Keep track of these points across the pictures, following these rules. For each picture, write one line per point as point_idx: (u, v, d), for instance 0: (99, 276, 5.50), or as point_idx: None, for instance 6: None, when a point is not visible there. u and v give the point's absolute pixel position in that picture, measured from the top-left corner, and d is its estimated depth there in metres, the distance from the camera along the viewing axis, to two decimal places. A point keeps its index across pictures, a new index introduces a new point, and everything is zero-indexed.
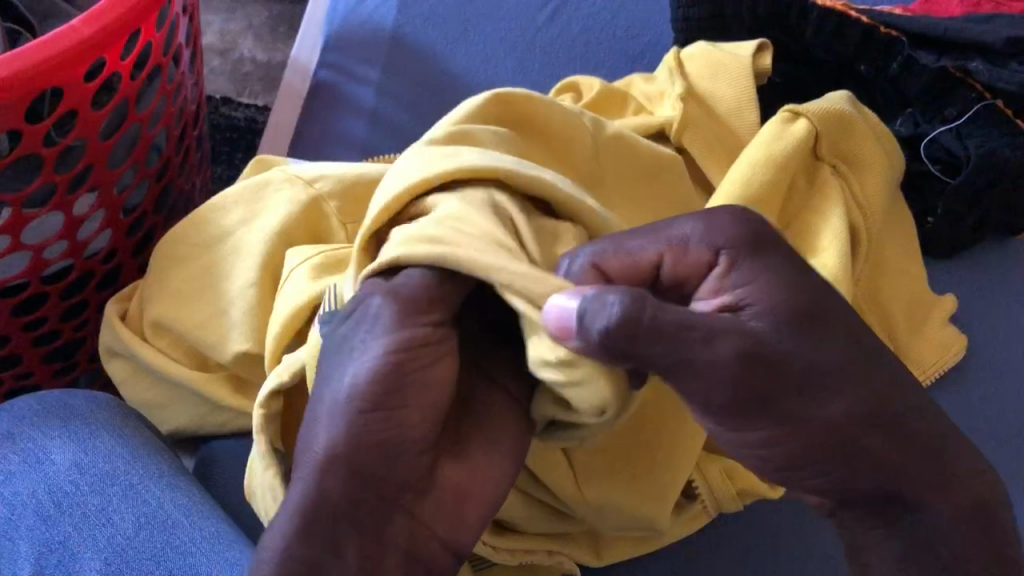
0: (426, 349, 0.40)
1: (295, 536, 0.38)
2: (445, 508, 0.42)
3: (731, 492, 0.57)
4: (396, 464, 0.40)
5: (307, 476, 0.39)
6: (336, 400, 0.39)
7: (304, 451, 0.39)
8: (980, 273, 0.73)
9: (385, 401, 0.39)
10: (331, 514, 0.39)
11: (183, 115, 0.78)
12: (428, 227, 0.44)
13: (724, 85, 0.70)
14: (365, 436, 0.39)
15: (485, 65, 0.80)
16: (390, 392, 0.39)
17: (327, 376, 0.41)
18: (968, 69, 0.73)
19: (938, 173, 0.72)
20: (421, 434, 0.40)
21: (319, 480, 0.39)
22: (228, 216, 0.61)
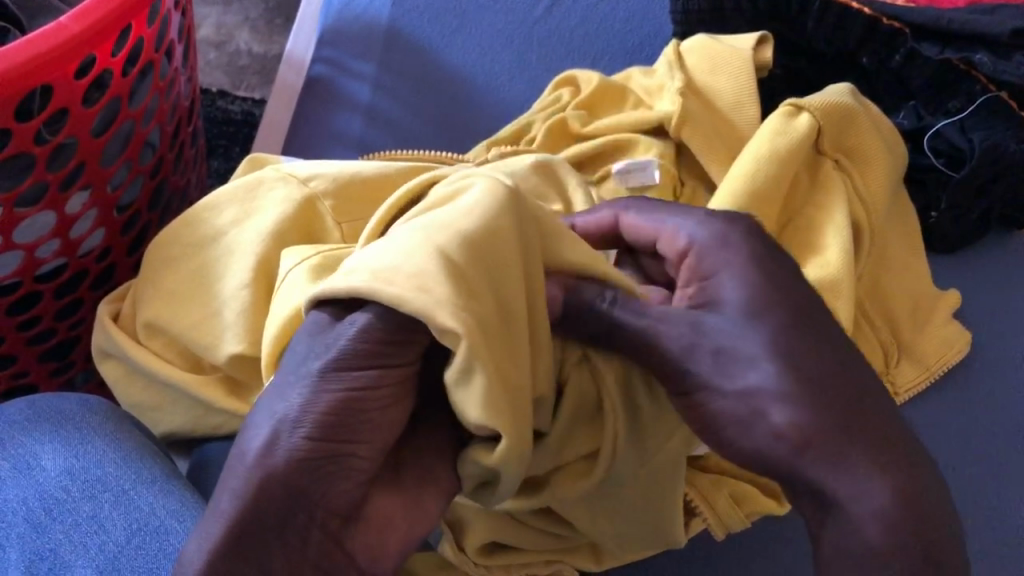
0: (386, 383, 0.38)
1: (215, 542, 0.37)
2: (375, 542, 0.39)
3: (737, 515, 0.56)
4: (319, 494, 0.37)
5: (224, 498, 0.37)
6: (265, 427, 0.37)
7: (228, 473, 0.38)
8: (983, 267, 0.72)
9: (316, 433, 0.37)
10: (246, 528, 0.37)
11: (176, 111, 0.77)
12: (374, 264, 0.39)
13: (724, 79, 0.69)
14: (297, 461, 0.36)
15: (482, 58, 0.79)
16: (341, 421, 0.37)
17: (283, 386, 0.38)
18: (972, 61, 0.71)
19: (941, 166, 0.71)
20: (366, 466, 0.38)
21: (241, 492, 0.37)
22: (221, 216, 0.60)
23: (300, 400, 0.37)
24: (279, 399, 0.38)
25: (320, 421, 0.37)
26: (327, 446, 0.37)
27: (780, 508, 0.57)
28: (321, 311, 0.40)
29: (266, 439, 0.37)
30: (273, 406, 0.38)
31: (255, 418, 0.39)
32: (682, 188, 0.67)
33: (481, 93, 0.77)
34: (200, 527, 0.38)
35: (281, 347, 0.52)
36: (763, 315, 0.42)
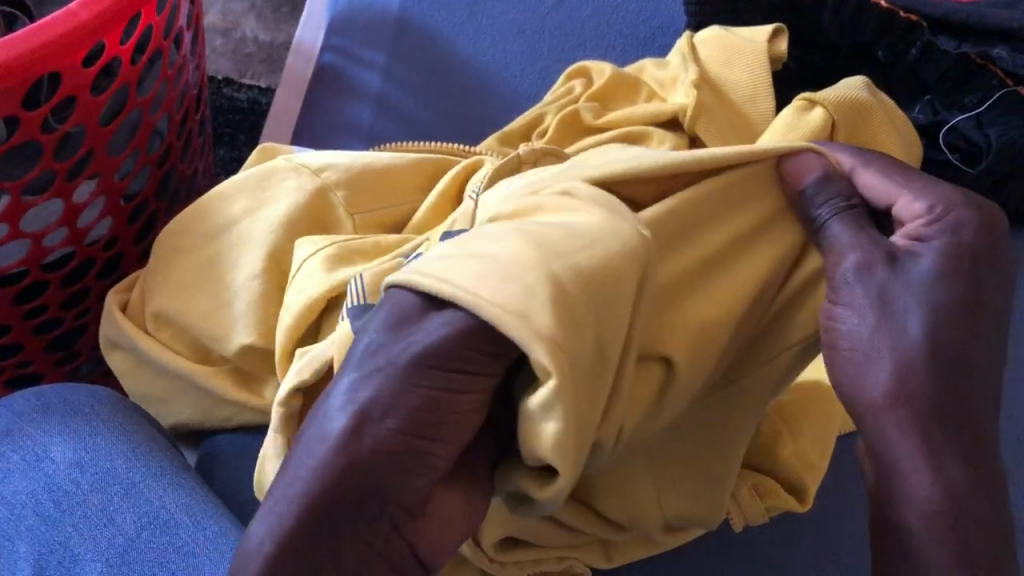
0: (473, 391, 0.38)
1: (289, 524, 0.36)
2: (433, 539, 0.38)
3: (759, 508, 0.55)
4: (394, 485, 0.36)
5: (292, 484, 0.36)
6: (339, 415, 0.37)
7: (294, 454, 0.37)
8: None
9: (399, 426, 0.36)
10: (320, 515, 0.36)
11: (184, 99, 0.77)
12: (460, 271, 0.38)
13: (739, 72, 0.68)
14: (384, 453, 0.36)
15: (493, 48, 0.78)
16: (431, 419, 0.37)
17: (367, 372, 0.38)
18: (991, 55, 0.71)
19: (956, 161, 0.70)
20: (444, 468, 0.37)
21: (319, 475, 0.36)
22: (231, 205, 0.59)
23: (377, 399, 0.37)
24: (357, 386, 0.37)
25: (394, 410, 0.36)
26: (407, 436, 0.36)
27: (802, 506, 0.57)
28: (403, 294, 0.39)
29: (340, 426, 0.36)
30: (347, 388, 0.37)
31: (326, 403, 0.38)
32: None
33: (492, 84, 0.77)
34: (266, 506, 0.37)
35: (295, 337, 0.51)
36: (949, 286, 0.43)
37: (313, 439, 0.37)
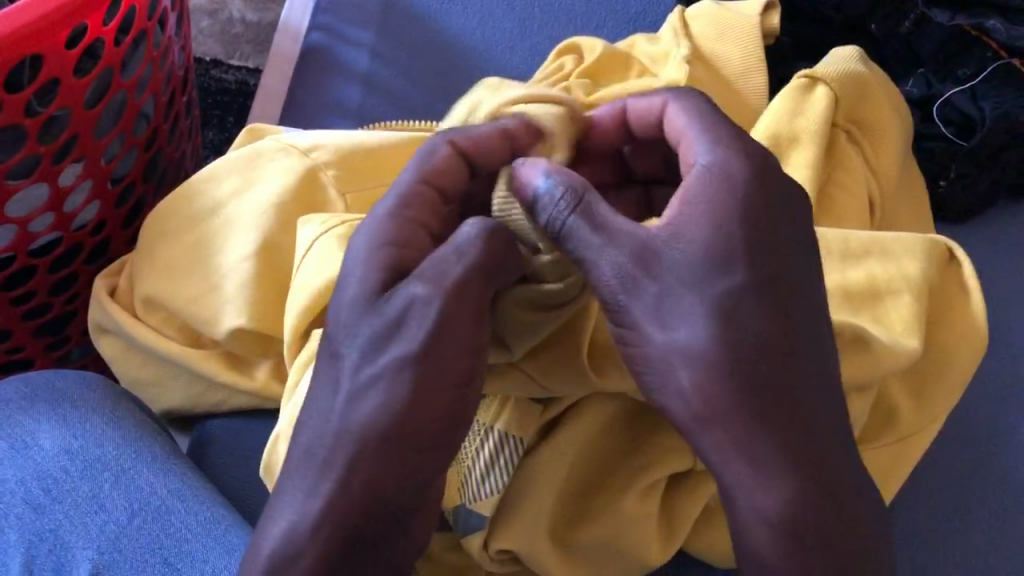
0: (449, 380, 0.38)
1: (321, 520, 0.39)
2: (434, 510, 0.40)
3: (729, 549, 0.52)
4: (472, 370, 0.39)
5: (329, 415, 0.40)
6: (419, 288, 0.39)
7: (360, 394, 0.39)
8: (991, 237, 0.71)
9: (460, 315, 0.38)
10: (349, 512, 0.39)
11: (171, 82, 0.76)
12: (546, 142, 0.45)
13: (731, 46, 0.68)
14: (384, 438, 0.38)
15: (482, 25, 0.77)
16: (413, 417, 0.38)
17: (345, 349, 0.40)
18: (984, 27, 0.70)
19: (951, 135, 0.70)
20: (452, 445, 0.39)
21: (343, 470, 0.39)
22: (220, 187, 0.58)
23: (381, 270, 0.41)
24: (360, 286, 0.41)
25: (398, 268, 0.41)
26: (467, 320, 0.39)
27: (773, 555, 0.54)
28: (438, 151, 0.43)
29: (444, 277, 0.38)
30: (419, 298, 0.39)
31: (337, 307, 0.41)
32: None
33: (482, 61, 0.76)
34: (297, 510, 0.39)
35: (306, 320, 0.50)
36: None
37: (369, 336, 0.40)
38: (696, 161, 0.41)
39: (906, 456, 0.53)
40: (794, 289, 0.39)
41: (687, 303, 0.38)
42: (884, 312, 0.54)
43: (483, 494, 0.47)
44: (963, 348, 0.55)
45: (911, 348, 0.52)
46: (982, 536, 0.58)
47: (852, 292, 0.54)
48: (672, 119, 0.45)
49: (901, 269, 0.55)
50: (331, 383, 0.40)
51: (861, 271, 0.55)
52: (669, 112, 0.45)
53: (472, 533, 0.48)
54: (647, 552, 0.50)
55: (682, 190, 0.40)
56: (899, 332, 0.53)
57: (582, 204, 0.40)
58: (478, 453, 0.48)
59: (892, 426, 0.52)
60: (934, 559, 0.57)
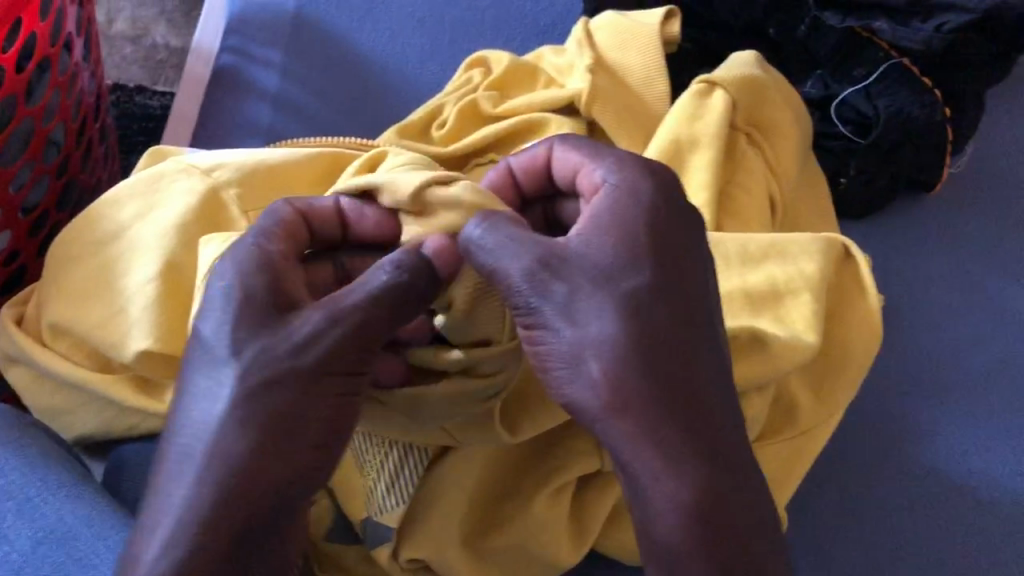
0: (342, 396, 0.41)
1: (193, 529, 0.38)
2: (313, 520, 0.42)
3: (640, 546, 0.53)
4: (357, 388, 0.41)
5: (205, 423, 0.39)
6: (321, 312, 0.41)
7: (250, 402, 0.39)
8: (894, 232, 0.73)
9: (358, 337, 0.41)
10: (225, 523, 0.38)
11: (82, 108, 0.75)
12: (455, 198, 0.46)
13: (633, 55, 0.69)
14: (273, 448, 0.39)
15: (393, 41, 0.78)
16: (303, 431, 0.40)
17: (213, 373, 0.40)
18: (873, 29, 0.72)
19: (850, 134, 0.72)
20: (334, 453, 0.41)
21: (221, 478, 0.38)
22: (122, 211, 0.58)
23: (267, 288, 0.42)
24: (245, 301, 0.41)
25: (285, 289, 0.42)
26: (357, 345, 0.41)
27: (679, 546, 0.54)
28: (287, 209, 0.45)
29: (354, 299, 0.41)
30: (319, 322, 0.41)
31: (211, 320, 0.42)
32: None
33: (393, 77, 0.77)
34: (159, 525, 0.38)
35: None
36: None
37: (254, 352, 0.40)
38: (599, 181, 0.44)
39: (807, 449, 0.54)
40: (680, 287, 0.40)
41: (597, 301, 0.39)
42: (784, 312, 0.52)
43: (388, 506, 0.48)
44: (861, 340, 0.55)
45: (810, 344, 0.50)
46: (889, 522, 0.59)
47: (754, 295, 0.53)
48: (559, 155, 0.47)
49: (800, 269, 0.53)
50: (206, 392, 0.40)
51: (762, 274, 0.53)
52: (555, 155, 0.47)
53: (382, 544, 0.49)
54: (558, 557, 0.50)
55: (590, 208, 0.42)
56: (801, 330, 0.51)
57: (497, 219, 0.42)
58: (380, 470, 0.49)
59: (793, 422, 0.54)
60: (843, 546, 0.59)
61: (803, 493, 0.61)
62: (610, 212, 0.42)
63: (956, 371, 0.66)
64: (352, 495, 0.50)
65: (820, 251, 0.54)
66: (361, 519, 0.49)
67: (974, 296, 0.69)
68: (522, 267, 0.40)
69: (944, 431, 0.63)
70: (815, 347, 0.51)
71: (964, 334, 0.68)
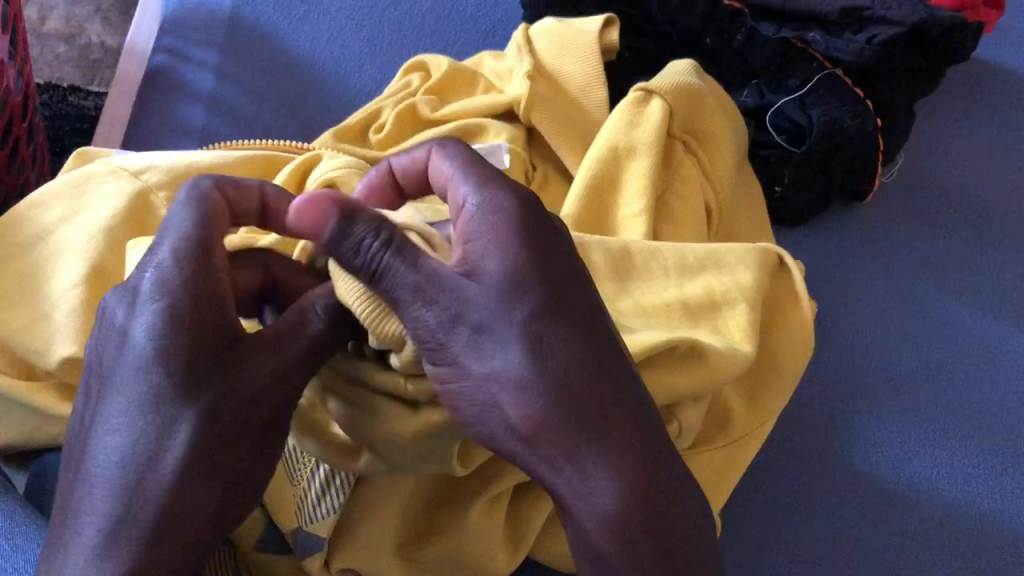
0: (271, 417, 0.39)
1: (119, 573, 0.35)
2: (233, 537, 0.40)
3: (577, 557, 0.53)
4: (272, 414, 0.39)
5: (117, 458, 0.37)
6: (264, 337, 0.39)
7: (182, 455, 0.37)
8: (825, 241, 0.74)
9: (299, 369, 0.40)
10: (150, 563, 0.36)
11: (8, 105, 0.73)
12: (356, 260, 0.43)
13: (572, 62, 0.69)
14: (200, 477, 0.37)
15: (331, 45, 0.78)
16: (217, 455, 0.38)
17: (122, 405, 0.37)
18: (806, 39, 0.75)
19: (784, 143, 0.73)
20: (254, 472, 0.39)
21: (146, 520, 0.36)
22: (47, 213, 0.56)
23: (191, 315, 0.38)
24: (174, 330, 0.37)
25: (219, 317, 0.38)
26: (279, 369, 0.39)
27: None
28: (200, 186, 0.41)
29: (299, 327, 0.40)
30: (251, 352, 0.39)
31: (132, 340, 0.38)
32: (534, 173, 0.67)
33: (331, 81, 0.76)
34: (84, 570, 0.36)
35: None
36: None
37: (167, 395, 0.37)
38: (465, 200, 0.38)
39: (740, 458, 0.55)
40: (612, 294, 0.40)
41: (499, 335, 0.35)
42: (720, 322, 0.53)
43: (319, 516, 0.47)
44: (792, 348, 0.56)
45: (746, 354, 0.51)
46: (820, 529, 0.60)
47: (691, 305, 0.53)
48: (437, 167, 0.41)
49: (735, 279, 0.54)
50: (116, 426, 0.37)
51: (699, 284, 0.54)
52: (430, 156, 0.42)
53: (313, 553, 0.48)
54: (494, 565, 0.50)
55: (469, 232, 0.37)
56: (736, 340, 0.52)
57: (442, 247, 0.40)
58: (315, 482, 0.48)
59: (724, 431, 0.55)
60: (776, 552, 0.59)
61: (737, 500, 0.62)
62: (501, 234, 0.37)
63: (885, 377, 0.67)
64: (280, 504, 0.48)
65: (754, 262, 0.55)
66: (290, 529, 0.48)
67: (903, 303, 0.71)
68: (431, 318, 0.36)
69: (873, 437, 0.64)
70: (751, 355, 0.51)
71: (893, 340, 0.69)
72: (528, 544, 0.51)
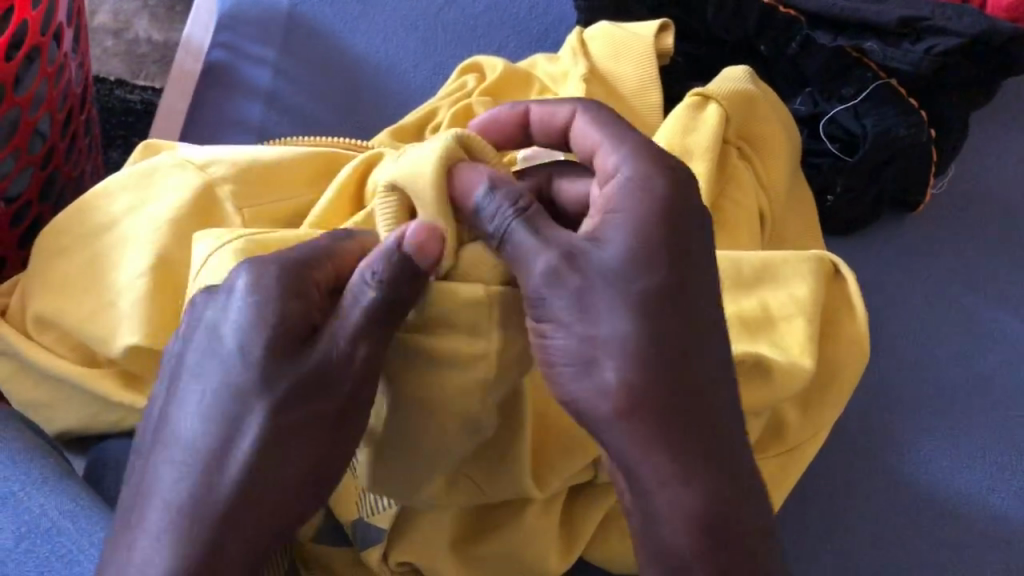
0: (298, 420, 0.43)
1: None
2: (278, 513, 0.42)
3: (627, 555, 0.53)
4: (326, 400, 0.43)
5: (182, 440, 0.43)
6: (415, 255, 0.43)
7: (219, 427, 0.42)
8: (876, 250, 0.74)
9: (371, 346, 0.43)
10: None
11: (69, 98, 0.74)
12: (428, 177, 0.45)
13: (628, 66, 0.70)
14: None
15: (385, 44, 0.79)
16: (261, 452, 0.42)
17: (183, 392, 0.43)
18: (862, 48, 0.75)
19: (836, 151, 0.73)
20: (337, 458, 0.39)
21: None
22: (115, 204, 0.57)
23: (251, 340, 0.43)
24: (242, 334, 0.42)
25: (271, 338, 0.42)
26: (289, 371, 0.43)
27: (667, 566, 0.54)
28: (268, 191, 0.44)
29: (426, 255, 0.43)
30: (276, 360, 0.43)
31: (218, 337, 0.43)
32: None
33: (386, 80, 0.77)
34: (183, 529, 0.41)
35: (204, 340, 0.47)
36: None
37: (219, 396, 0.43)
38: (617, 168, 0.43)
39: (795, 466, 0.55)
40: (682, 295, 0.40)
41: (607, 299, 0.40)
42: (778, 335, 0.53)
43: (380, 507, 0.50)
44: (849, 358, 0.56)
45: (807, 367, 0.51)
46: (870, 538, 0.61)
47: (748, 318, 0.54)
48: (580, 128, 0.47)
49: (790, 293, 0.54)
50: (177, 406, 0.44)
51: (755, 300, 0.54)
52: (579, 120, 0.47)
53: (372, 545, 0.50)
54: (548, 564, 0.50)
55: (609, 194, 0.42)
56: (795, 354, 0.52)
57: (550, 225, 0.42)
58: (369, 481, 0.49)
59: (779, 439, 0.55)
60: (824, 560, 0.60)
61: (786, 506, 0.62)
62: (652, 208, 0.41)
63: (937, 390, 0.67)
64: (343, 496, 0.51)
65: (810, 272, 0.55)
66: (351, 519, 0.51)
67: (955, 315, 0.71)
68: (545, 264, 0.41)
69: (923, 449, 0.64)
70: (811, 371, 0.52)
71: (946, 352, 0.69)
72: (582, 543, 0.52)
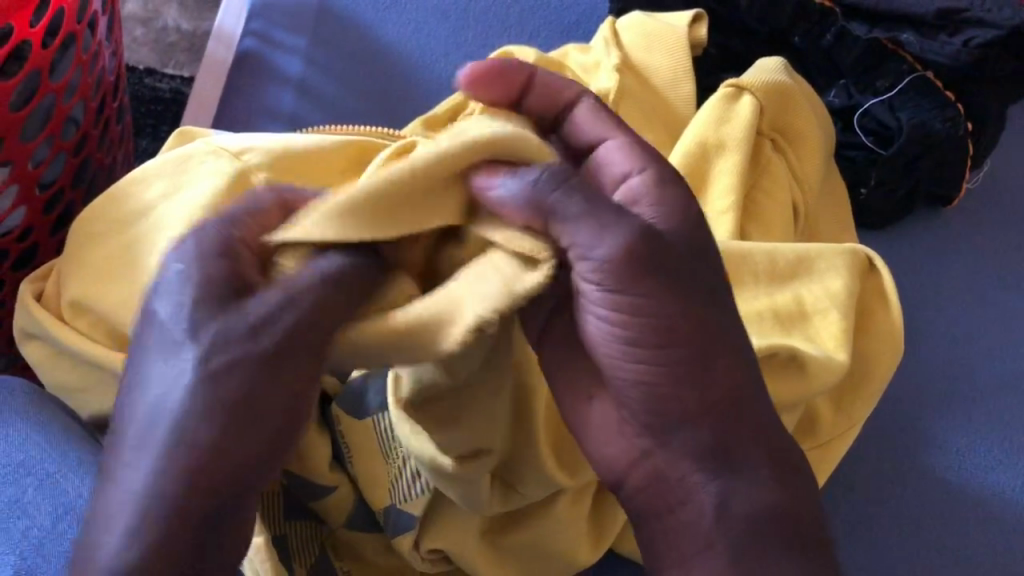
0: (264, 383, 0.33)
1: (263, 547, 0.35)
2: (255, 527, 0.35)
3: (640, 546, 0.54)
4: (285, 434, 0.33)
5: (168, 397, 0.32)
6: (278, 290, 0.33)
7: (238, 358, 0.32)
8: (910, 246, 0.73)
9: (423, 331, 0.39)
10: None
11: (102, 84, 0.74)
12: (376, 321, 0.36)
13: (659, 56, 0.69)
14: None
15: (416, 34, 0.79)
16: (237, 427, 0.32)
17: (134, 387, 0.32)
18: (900, 40, 0.74)
19: (871, 145, 0.72)
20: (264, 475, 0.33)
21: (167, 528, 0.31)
22: (148, 190, 0.57)
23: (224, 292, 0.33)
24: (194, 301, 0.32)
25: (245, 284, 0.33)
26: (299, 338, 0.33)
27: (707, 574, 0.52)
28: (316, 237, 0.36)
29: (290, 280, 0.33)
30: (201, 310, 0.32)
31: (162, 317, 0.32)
32: None
33: (417, 70, 0.77)
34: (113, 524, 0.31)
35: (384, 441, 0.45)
36: None
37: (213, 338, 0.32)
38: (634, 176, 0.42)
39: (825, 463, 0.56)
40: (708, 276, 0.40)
41: None
42: (813, 331, 0.53)
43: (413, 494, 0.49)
44: (883, 354, 0.55)
45: (841, 361, 0.51)
46: (897, 532, 0.60)
47: (782, 314, 0.53)
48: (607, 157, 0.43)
49: (825, 287, 0.54)
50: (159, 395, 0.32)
51: (789, 292, 0.54)
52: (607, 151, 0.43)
53: (404, 533, 0.49)
54: (576, 552, 0.51)
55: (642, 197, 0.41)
56: (830, 349, 0.52)
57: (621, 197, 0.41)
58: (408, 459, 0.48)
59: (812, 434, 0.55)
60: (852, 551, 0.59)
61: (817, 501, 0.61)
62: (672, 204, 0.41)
63: (970, 387, 0.66)
64: (374, 483, 0.49)
65: (843, 265, 0.55)
66: (383, 506, 0.49)
67: (994, 316, 0.70)
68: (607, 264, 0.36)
69: (956, 446, 0.64)
70: (845, 365, 0.51)
71: (980, 350, 0.68)
72: (608, 534, 0.53)
